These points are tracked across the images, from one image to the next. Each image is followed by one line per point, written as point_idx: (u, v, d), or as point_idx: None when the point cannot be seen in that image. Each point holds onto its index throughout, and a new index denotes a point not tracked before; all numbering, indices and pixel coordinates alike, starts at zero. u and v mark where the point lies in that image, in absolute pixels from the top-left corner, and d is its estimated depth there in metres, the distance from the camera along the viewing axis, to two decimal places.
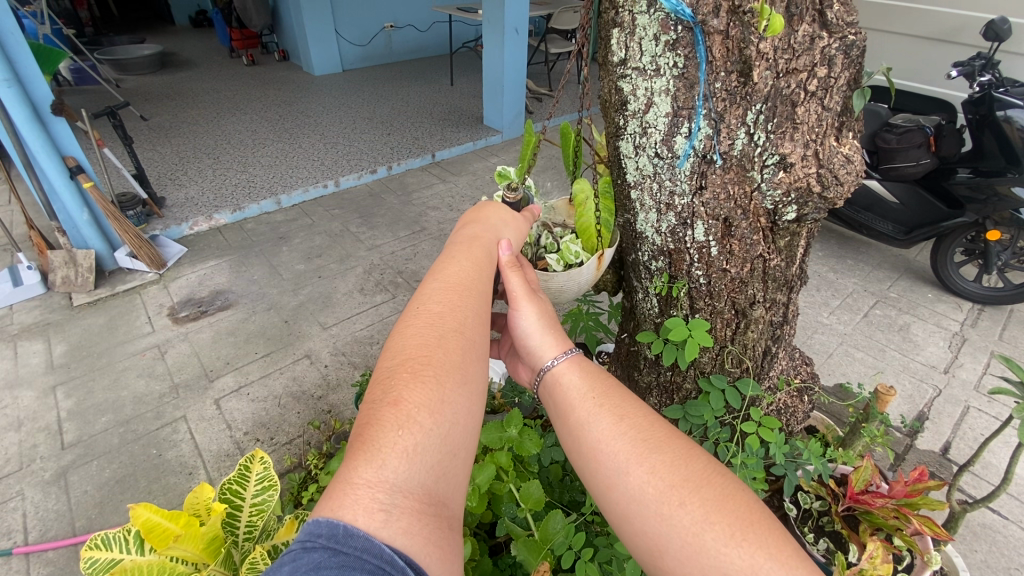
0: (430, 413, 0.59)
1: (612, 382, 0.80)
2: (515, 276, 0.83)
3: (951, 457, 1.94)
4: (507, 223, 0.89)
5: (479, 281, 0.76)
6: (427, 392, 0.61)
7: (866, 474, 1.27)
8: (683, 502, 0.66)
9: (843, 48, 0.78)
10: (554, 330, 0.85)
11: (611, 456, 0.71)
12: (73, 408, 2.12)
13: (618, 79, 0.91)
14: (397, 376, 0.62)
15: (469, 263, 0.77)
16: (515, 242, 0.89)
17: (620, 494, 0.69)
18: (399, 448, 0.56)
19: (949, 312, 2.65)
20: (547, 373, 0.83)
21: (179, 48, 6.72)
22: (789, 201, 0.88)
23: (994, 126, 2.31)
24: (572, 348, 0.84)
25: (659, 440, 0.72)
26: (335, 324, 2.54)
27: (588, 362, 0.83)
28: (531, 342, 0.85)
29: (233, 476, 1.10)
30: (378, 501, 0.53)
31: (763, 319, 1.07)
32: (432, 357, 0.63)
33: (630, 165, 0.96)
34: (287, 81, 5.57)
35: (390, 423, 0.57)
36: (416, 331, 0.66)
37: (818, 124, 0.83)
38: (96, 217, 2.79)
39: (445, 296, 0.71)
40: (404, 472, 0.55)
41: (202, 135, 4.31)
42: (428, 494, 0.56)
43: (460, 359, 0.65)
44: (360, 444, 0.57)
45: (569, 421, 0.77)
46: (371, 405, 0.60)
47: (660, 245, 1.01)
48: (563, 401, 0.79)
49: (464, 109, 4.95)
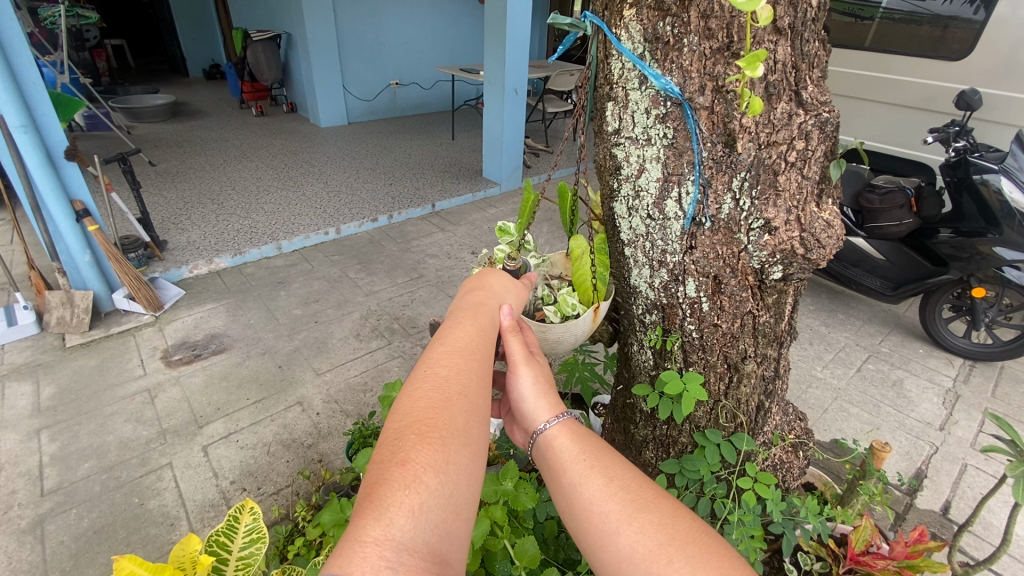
0: (436, 474, 0.61)
1: (602, 444, 0.81)
2: (515, 341, 0.86)
3: (952, 518, 1.91)
4: (509, 290, 0.91)
5: (483, 344, 0.78)
6: (434, 453, 0.62)
7: (865, 534, 1.28)
8: (671, 560, 0.67)
9: (819, 123, 0.85)
10: (551, 395, 0.86)
11: (602, 517, 0.72)
12: (56, 452, 2.07)
13: (613, 146, 0.97)
14: (405, 437, 0.63)
15: (474, 327, 0.79)
16: (517, 307, 0.91)
17: (612, 555, 0.70)
18: (406, 507, 0.57)
19: (941, 368, 2.67)
20: (540, 437, 0.83)
21: (191, 98, 7.00)
22: (774, 261, 0.92)
23: (972, 189, 2.44)
24: (563, 413, 0.85)
25: (647, 501, 0.73)
26: (330, 370, 2.53)
27: (580, 427, 0.84)
28: (527, 406, 0.86)
29: (221, 527, 1.07)
30: (384, 559, 0.54)
31: (755, 373, 1.09)
32: (439, 420, 0.66)
33: (624, 225, 1.01)
34: (294, 131, 5.79)
35: (397, 482, 0.59)
36: (424, 393, 0.69)
37: (798, 192, 0.89)
38: (97, 259, 2.82)
39: (451, 359, 0.74)
40: (411, 531, 0.57)
41: (208, 181, 4.43)
42: (432, 552, 0.57)
43: (465, 422, 0.67)
44: (368, 502, 0.58)
45: (561, 482, 0.78)
46: (380, 466, 0.61)
47: (654, 299, 1.04)
48: (555, 463, 0.79)
49: (464, 162, 5.13)
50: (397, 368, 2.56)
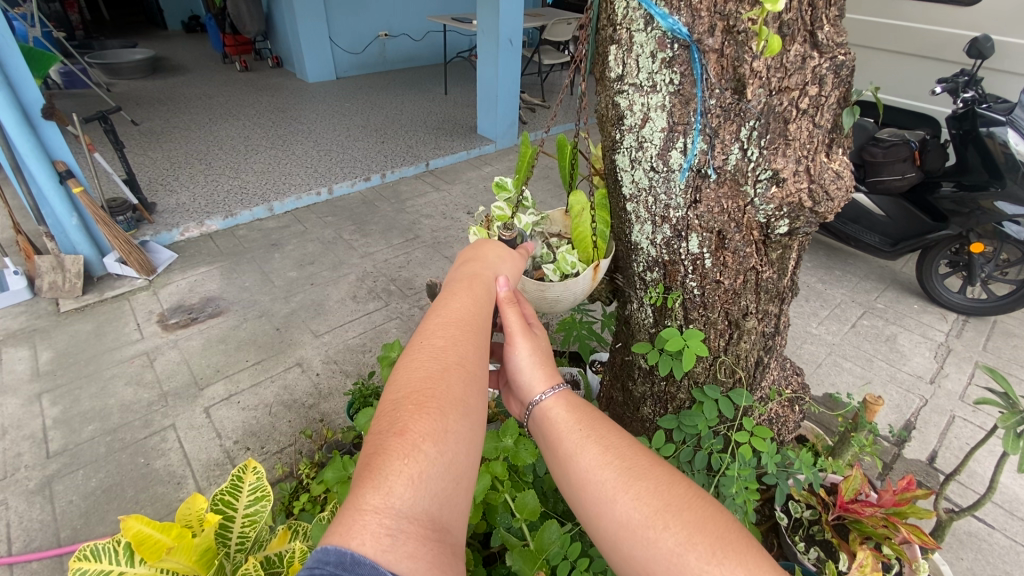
0: (433, 443, 0.62)
1: (598, 415, 0.83)
2: (512, 312, 0.85)
3: (938, 467, 1.97)
4: (504, 260, 0.90)
5: (479, 315, 0.78)
6: (431, 422, 0.64)
7: (854, 483, 1.33)
8: (666, 526, 0.69)
9: (833, 67, 0.80)
10: (547, 366, 0.87)
11: (598, 486, 0.74)
12: (58, 416, 2.09)
13: (615, 94, 0.93)
14: (403, 409, 0.65)
15: (470, 299, 0.79)
16: (512, 277, 0.91)
17: (608, 520, 0.72)
18: (405, 476, 0.59)
19: (934, 323, 2.70)
20: (536, 407, 0.85)
21: (172, 53, 6.71)
22: (781, 215, 0.89)
23: (977, 141, 2.39)
24: (560, 384, 0.86)
25: (643, 469, 0.75)
26: (328, 332, 2.53)
27: (575, 397, 0.86)
28: (523, 376, 0.87)
29: (225, 486, 1.06)
30: (384, 526, 0.55)
31: (755, 330, 1.09)
32: (435, 390, 0.67)
33: (626, 178, 0.98)
34: (281, 87, 5.58)
35: (395, 452, 0.60)
36: (421, 365, 0.69)
37: (809, 141, 0.85)
38: (85, 223, 2.76)
39: (447, 330, 0.74)
40: (410, 499, 0.58)
41: (194, 141, 4.29)
42: (432, 520, 0.59)
43: (462, 393, 0.68)
44: (368, 472, 0.59)
45: (559, 453, 0.80)
46: (379, 437, 0.63)
47: (655, 256, 1.03)
48: (551, 434, 0.82)
49: (458, 118, 4.98)
50: (395, 329, 2.56)
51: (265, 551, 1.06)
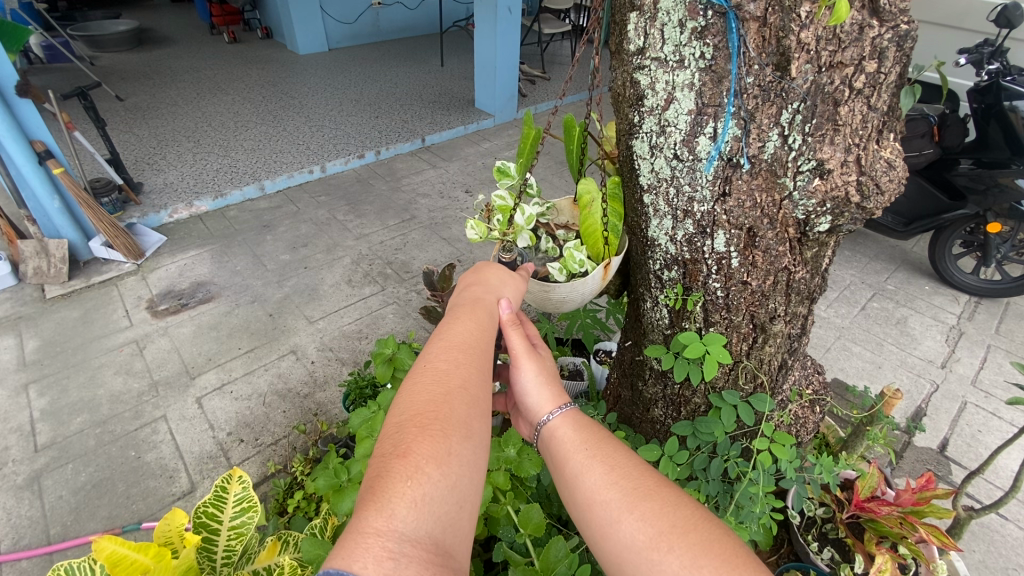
0: (438, 465, 0.56)
1: (606, 433, 0.77)
2: (516, 335, 0.80)
3: (950, 455, 1.92)
4: (507, 283, 0.84)
5: (485, 340, 0.72)
6: (435, 444, 0.58)
7: (872, 481, 1.27)
8: (672, 548, 0.62)
9: (896, 39, 0.70)
10: (554, 386, 0.81)
11: (603, 506, 0.68)
12: (46, 407, 2.03)
13: (635, 70, 0.83)
14: (405, 430, 0.59)
15: (474, 322, 0.73)
16: (516, 300, 0.84)
17: (613, 544, 0.66)
18: (408, 498, 0.53)
19: (946, 305, 2.62)
20: (542, 429, 0.79)
21: (157, 24, 6.44)
22: (823, 211, 0.80)
23: (1000, 116, 2.26)
24: (569, 403, 0.80)
25: (650, 488, 0.68)
26: (322, 318, 2.45)
27: (585, 417, 0.80)
28: (530, 399, 0.81)
29: (209, 498, 1.01)
30: (386, 549, 0.50)
31: (781, 333, 1.01)
32: (439, 412, 0.61)
33: (645, 167, 0.88)
34: (271, 59, 5.37)
35: (397, 474, 0.54)
36: (424, 384, 0.64)
37: (862, 126, 0.75)
38: (68, 205, 2.65)
39: (450, 353, 0.68)
40: (414, 522, 0.52)
41: (181, 117, 4.14)
42: (436, 546, 0.53)
43: (467, 415, 0.62)
44: (369, 494, 0.54)
45: (563, 473, 0.74)
46: (380, 459, 0.57)
47: (674, 254, 0.94)
48: (556, 454, 0.75)
49: (454, 91, 4.79)
50: (392, 315, 2.48)
51: (252, 564, 1.01)
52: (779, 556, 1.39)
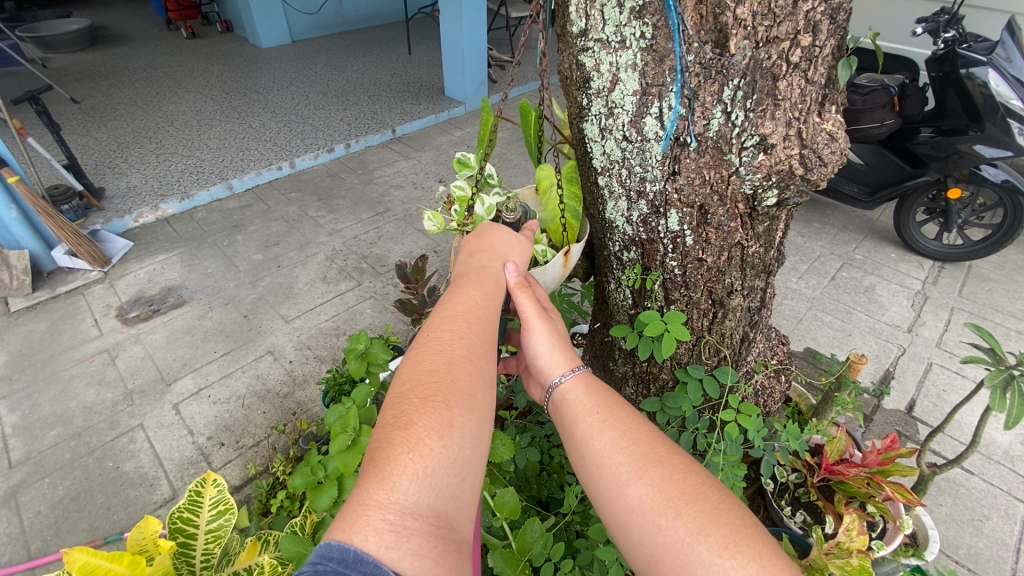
0: (440, 436, 0.57)
1: (619, 400, 0.78)
2: (525, 298, 0.83)
3: (917, 416, 1.99)
4: (513, 246, 0.87)
5: (488, 310, 0.74)
6: (437, 415, 0.59)
7: (840, 445, 1.30)
8: (678, 514, 0.64)
9: (829, 12, 0.71)
10: (566, 349, 0.84)
11: (612, 470, 0.69)
12: (18, 423, 1.98)
13: (579, 53, 0.83)
14: (408, 401, 0.60)
15: (479, 292, 0.76)
16: (522, 263, 0.88)
17: (620, 507, 0.67)
18: (409, 470, 0.54)
19: (911, 271, 2.70)
20: (554, 390, 0.82)
21: (110, 21, 6.19)
22: (769, 184, 0.82)
23: (957, 84, 2.32)
24: (580, 366, 0.83)
25: (660, 455, 0.70)
26: (299, 316, 2.42)
27: (597, 382, 0.82)
28: (542, 360, 0.84)
29: (183, 503, 1.00)
30: (388, 522, 0.51)
31: (740, 307, 1.03)
32: (441, 383, 0.62)
33: (597, 150, 0.89)
34: (233, 54, 5.21)
35: (400, 446, 0.56)
36: (427, 355, 0.65)
37: (801, 100, 0.76)
38: (27, 214, 2.57)
39: (453, 323, 0.70)
40: (415, 494, 0.53)
41: (141, 117, 4.00)
42: (438, 517, 0.54)
43: (470, 386, 0.63)
44: (372, 467, 0.55)
45: (574, 436, 0.76)
46: (382, 430, 0.58)
47: (632, 235, 0.95)
48: (568, 416, 0.78)
49: (423, 80, 4.72)
50: (370, 310, 2.46)
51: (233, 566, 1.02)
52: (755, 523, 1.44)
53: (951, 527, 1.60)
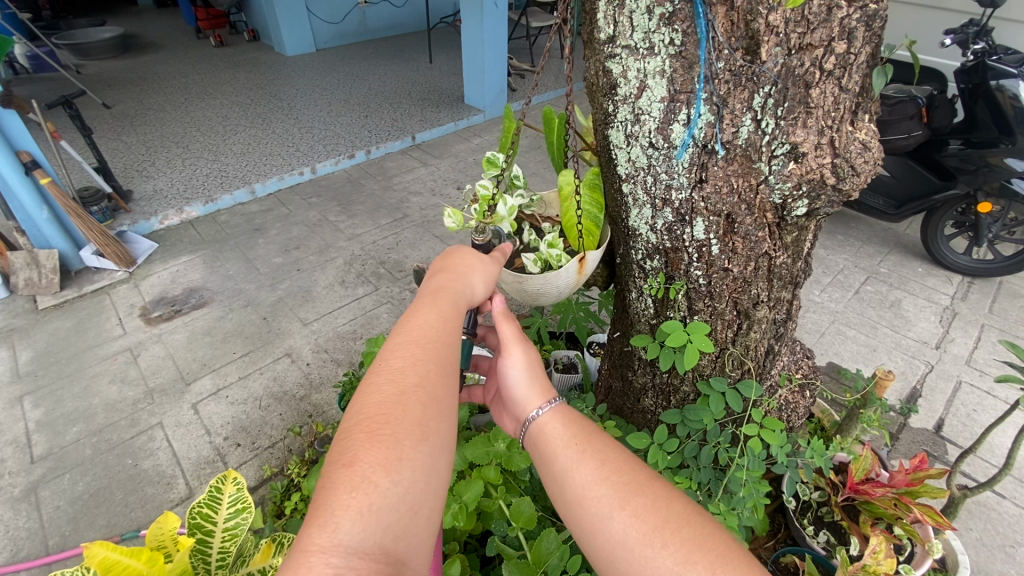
0: (386, 472, 0.56)
1: (596, 429, 0.78)
2: (508, 325, 0.85)
3: (946, 436, 1.93)
4: (476, 267, 0.83)
5: (446, 332, 0.71)
6: (384, 450, 0.57)
7: (865, 463, 1.27)
8: (664, 544, 0.63)
9: (865, 19, 0.70)
10: (540, 380, 0.83)
11: (595, 503, 0.68)
12: (42, 418, 2.03)
13: (607, 59, 0.82)
14: (354, 436, 0.58)
15: (436, 313, 0.72)
16: (489, 285, 0.84)
17: (604, 540, 0.67)
18: (352, 511, 0.53)
19: (939, 286, 2.63)
20: (532, 424, 0.80)
21: (142, 29, 6.40)
22: (799, 194, 0.80)
23: (987, 96, 2.26)
24: (556, 398, 0.81)
25: (640, 484, 0.70)
26: (316, 320, 2.44)
27: (574, 412, 0.81)
28: (516, 393, 0.83)
29: (202, 500, 1.02)
30: (329, 567, 0.50)
31: (766, 319, 1.01)
32: (391, 416, 0.60)
33: (622, 157, 0.88)
34: (259, 62, 5.33)
35: (343, 486, 0.55)
36: (378, 385, 0.63)
37: (834, 108, 0.75)
38: (57, 214, 2.64)
39: (407, 348, 0.67)
40: (359, 534, 0.53)
41: (169, 122, 4.11)
42: (385, 555, 0.54)
43: (422, 415, 0.61)
44: (315, 508, 0.54)
45: (553, 470, 0.74)
46: (327, 467, 0.57)
47: (656, 243, 0.94)
48: (546, 450, 0.76)
49: (444, 88, 4.77)
50: (387, 314, 2.48)
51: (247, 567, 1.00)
52: (776, 541, 1.39)
53: (982, 553, 1.53)
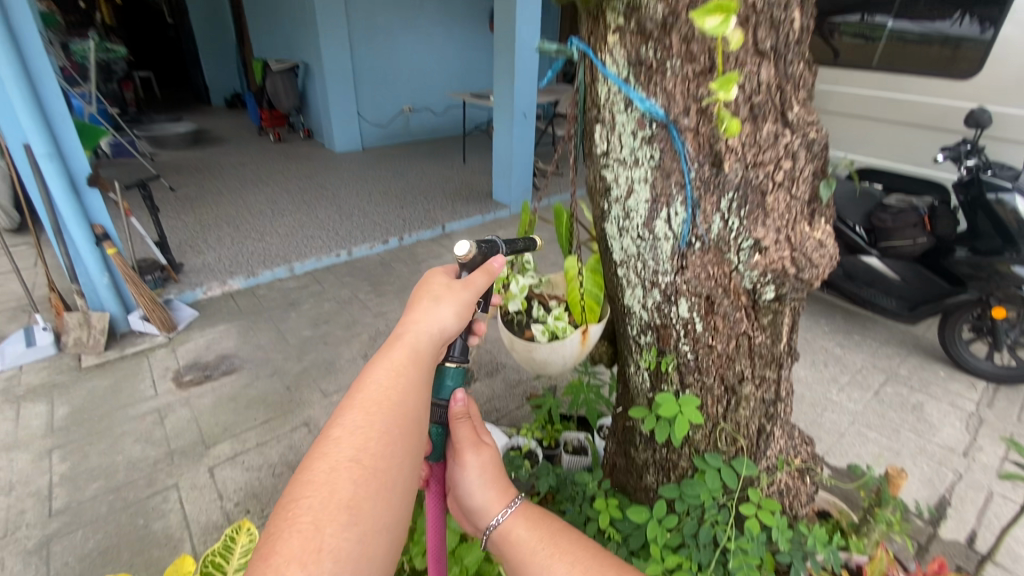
0: (301, 564, 0.56)
1: (559, 532, 0.92)
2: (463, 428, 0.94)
3: (979, 550, 1.82)
4: (439, 302, 0.82)
5: (390, 399, 0.71)
6: (304, 540, 0.58)
7: (881, 564, 1.24)
8: None
9: (805, 144, 0.86)
10: (497, 485, 0.96)
11: None
12: (65, 472, 2.10)
13: (602, 168, 0.98)
14: (279, 524, 0.59)
15: (383, 377, 0.73)
16: (456, 317, 0.83)
17: None
18: None
19: (963, 391, 2.58)
20: (497, 530, 0.93)
21: (212, 126, 7.25)
22: (766, 281, 0.91)
23: (986, 207, 2.38)
24: (514, 501, 0.96)
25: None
26: (337, 392, 2.53)
27: (533, 514, 0.95)
28: (476, 497, 0.95)
29: (217, 547, 1.07)
30: None
31: (753, 396, 1.07)
32: (315, 502, 0.61)
33: (616, 245, 1.02)
34: (311, 157, 5.94)
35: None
36: (311, 466, 0.64)
37: (788, 211, 0.88)
38: (115, 281, 2.90)
39: (346, 421, 0.68)
40: None
41: (225, 206, 4.55)
42: None
43: (348, 497, 0.61)
44: None
45: (527, 573, 0.88)
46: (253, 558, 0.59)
47: (648, 320, 1.04)
48: (519, 555, 0.89)
49: (474, 185, 5.20)
50: None
51: None
52: None
53: None
